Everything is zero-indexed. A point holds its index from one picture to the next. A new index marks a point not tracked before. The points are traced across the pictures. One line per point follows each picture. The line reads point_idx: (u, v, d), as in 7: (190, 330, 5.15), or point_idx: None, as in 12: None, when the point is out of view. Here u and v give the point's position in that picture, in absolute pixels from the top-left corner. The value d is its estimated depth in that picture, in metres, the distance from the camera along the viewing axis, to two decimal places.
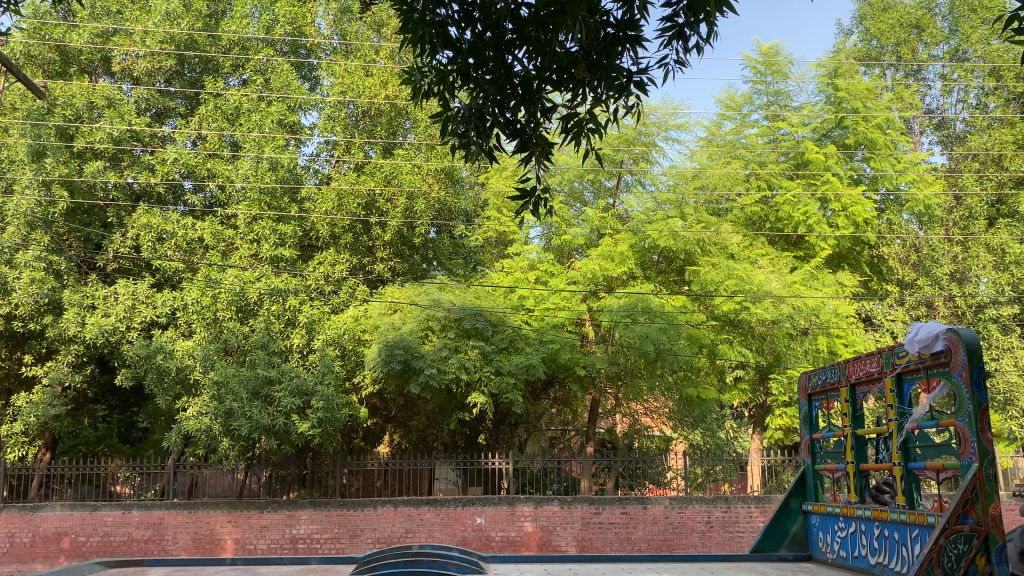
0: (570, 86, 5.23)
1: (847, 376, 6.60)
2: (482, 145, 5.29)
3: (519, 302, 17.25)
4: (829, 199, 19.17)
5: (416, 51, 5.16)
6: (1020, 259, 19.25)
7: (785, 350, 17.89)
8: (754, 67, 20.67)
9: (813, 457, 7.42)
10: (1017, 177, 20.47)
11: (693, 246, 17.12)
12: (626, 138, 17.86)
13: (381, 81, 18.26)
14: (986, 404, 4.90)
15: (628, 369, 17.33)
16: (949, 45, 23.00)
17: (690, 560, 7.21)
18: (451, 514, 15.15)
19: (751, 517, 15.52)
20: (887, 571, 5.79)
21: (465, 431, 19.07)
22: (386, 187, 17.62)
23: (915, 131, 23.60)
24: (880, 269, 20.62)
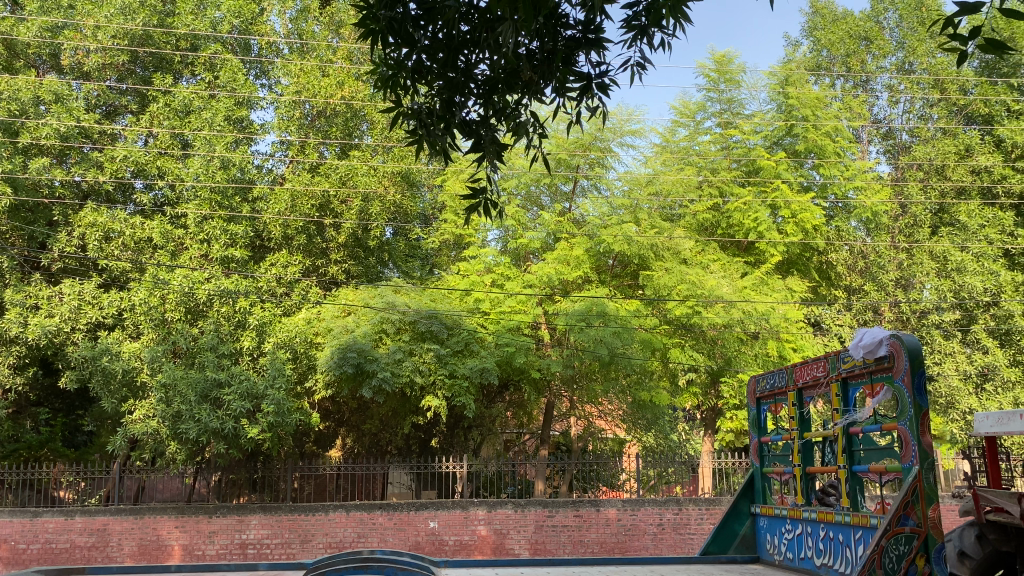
0: (526, 86, 5.18)
1: (794, 380, 6.73)
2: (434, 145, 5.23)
3: (474, 305, 17.20)
4: (780, 205, 19.71)
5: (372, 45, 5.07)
6: (961, 266, 19.62)
7: (736, 354, 18.27)
8: (707, 74, 20.94)
9: (762, 460, 7.56)
10: (958, 187, 21.23)
11: (646, 251, 17.30)
12: (582, 143, 17.98)
13: (337, 81, 18.15)
14: (926, 409, 5.02)
15: (582, 373, 17.45)
16: (896, 57, 23.61)
17: (641, 563, 7.24)
18: (404, 518, 15.06)
19: (702, 519, 15.71)
20: (831, 572, 5.89)
21: (419, 434, 19.00)
22: (341, 188, 17.48)
23: (863, 141, 24.10)
24: (829, 275, 21.18)
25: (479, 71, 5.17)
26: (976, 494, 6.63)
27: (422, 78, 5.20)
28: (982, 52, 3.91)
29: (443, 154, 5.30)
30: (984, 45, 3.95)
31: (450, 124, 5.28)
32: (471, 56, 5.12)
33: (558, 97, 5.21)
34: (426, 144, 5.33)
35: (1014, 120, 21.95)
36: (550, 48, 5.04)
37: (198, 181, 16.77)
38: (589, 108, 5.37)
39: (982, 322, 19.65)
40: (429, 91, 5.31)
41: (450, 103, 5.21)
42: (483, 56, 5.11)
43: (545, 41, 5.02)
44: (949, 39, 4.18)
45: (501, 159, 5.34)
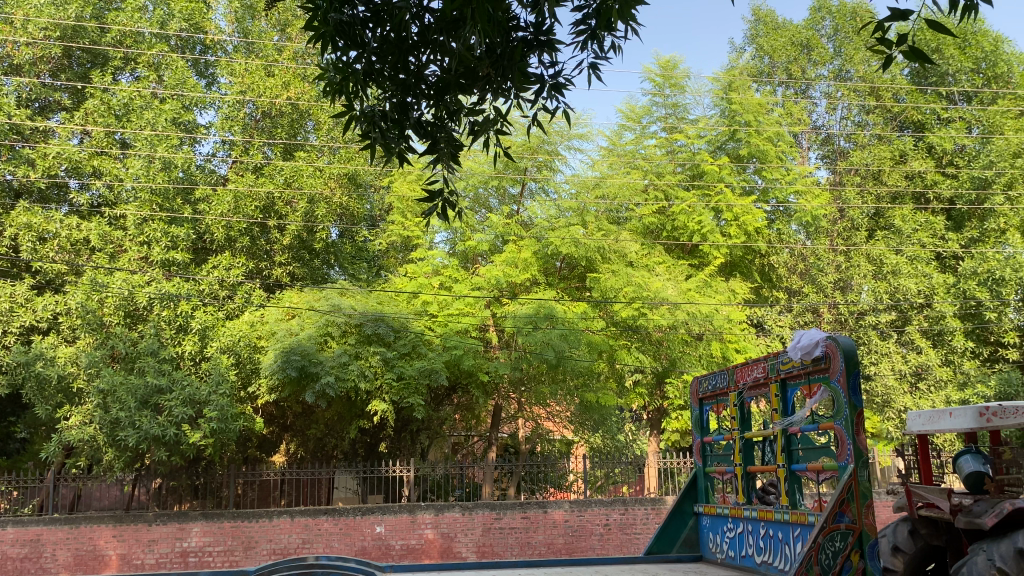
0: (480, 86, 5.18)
1: (735, 381, 6.85)
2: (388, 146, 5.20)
3: (422, 308, 17.09)
4: (723, 209, 20.14)
5: (321, 49, 5.02)
6: (896, 269, 20.32)
7: (681, 355, 18.53)
8: (653, 79, 21.21)
9: (704, 460, 7.67)
10: (893, 193, 21.90)
11: (593, 253, 17.43)
12: (530, 146, 18.12)
13: (283, 81, 17.91)
14: (861, 408, 5.15)
15: (530, 375, 17.50)
16: (833, 65, 24.19)
17: (586, 564, 7.27)
18: (350, 523, 14.89)
19: (648, 518, 15.90)
20: (771, 569, 6.00)
21: (366, 438, 18.81)
22: (286, 189, 17.22)
23: (802, 146, 24.56)
24: (771, 277, 21.54)
25: (430, 73, 5.17)
26: (909, 491, 6.84)
27: (373, 80, 5.18)
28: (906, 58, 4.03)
29: (398, 158, 5.31)
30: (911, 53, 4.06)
31: (402, 126, 5.27)
32: (422, 58, 5.11)
33: (512, 98, 5.23)
34: (380, 148, 5.31)
35: (944, 128, 22.72)
36: (502, 49, 5.04)
37: (137, 181, 16.42)
38: (541, 108, 5.43)
39: (916, 323, 20.30)
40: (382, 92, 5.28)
41: (402, 105, 5.20)
42: (435, 59, 5.10)
43: (497, 43, 5.02)
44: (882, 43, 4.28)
45: (455, 160, 5.38)
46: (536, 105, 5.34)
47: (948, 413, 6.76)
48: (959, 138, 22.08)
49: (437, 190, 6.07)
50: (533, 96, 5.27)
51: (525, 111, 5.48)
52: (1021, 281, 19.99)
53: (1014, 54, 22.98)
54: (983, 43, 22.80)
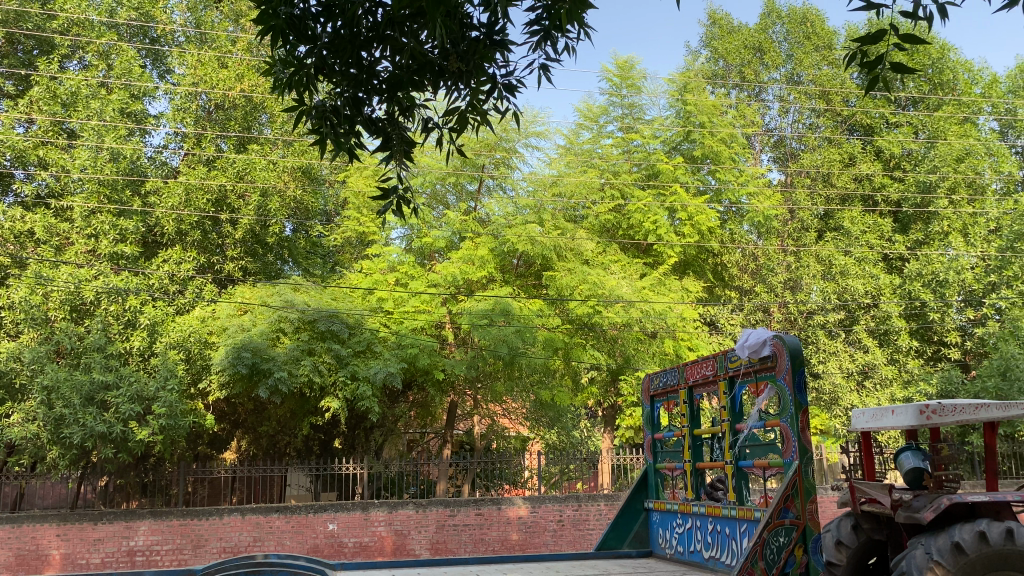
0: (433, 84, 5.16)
1: (685, 378, 6.94)
2: (339, 142, 5.14)
3: (377, 304, 17.01)
4: (677, 209, 20.41)
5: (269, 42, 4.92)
6: (844, 269, 20.80)
7: (634, 353, 18.70)
8: (610, 79, 21.33)
9: (655, 456, 7.76)
10: (842, 195, 22.39)
11: (549, 251, 17.56)
12: (488, 142, 18.03)
13: (237, 73, 17.60)
14: (806, 405, 5.25)
15: (486, 372, 17.52)
16: (785, 69, 24.71)
17: (538, 560, 7.29)
18: (302, 521, 14.76)
19: (601, 514, 16.06)
20: (718, 564, 6.07)
21: (319, 435, 18.66)
22: (239, 182, 17.05)
23: (757, 149, 24.74)
24: (723, 276, 21.88)
25: (382, 69, 5.14)
26: (853, 487, 6.98)
27: (324, 75, 5.13)
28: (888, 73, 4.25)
29: (348, 153, 5.26)
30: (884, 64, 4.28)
31: (353, 123, 5.24)
32: (374, 54, 5.07)
33: (465, 96, 5.24)
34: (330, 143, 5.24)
35: (891, 132, 23.27)
36: (455, 47, 5.05)
37: (84, 173, 15.97)
38: (494, 109, 5.45)
39: (863, 322, 20.78)
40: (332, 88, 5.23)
41: (354, 101, 5.17)
42: (387, 55, 5.07)
43: (452, 41, 5.04)
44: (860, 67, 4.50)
45: (407, 157, 5.37)
46: (488, 104, 5.36)
47: (891, 410, 6.92)
48: (907, 142, 22.62)
49: (389, 187, 6.04)
50: (485, 95, 5.28)
51: (477, 110, 5.49)
52: (963, 283, 20.54)
53: (959, 62, 23.59)
54: (931, 50, 23.36)
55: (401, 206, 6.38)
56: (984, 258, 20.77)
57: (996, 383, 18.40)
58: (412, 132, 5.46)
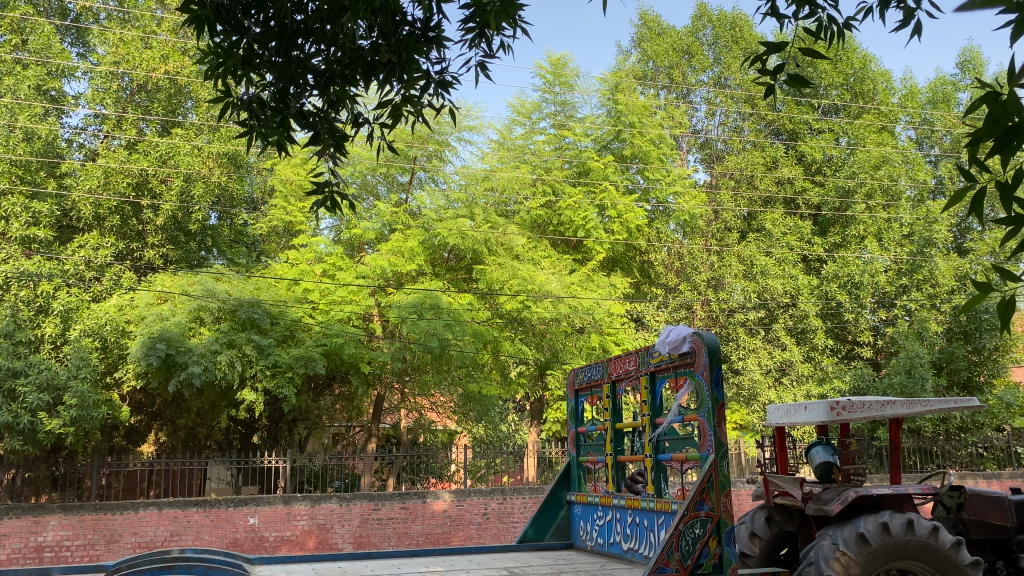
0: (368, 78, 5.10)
1: (609, 373, 7.05)
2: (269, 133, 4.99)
3: (302, 295, 16.72)
4: (607, 206, 20.74)
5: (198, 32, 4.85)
6: (765, 269, 21.47)
7: (562, 348, 18.84)
8: (543, 76, 21.40)
9: (578, 449, 7.88)
10: (765, 197, 23.01)
11: (480, 245, 17.61)
12: (419, 135, 18.08)
13: (161, 55, 17.06)
14: (723, 401, 5.38)
15: (414, 365, 17.46)
16: (713, 72, 25.31)
17: (460, 552, 7.30)
18: (221, 515, 14.45)
19: (525, 507, 16.21)
20: (637, 556, 6.18)
21: (240, 428, 18.35)
22: (161, 167, 16.53)
23: (682, 149, 25.39)
24: (649, 274, 22.32)
25: (315, 62, 5.04)
26: (767, 480, 7.25)
27: (254, 66, 5.02)
28: (787, 84, 4.37)
29: (278, 146, 5.10)
30: (787, 75, 4.42)
31: (284, 115, 5.09)
32: (306, 47, 5.01)
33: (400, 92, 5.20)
34: (260, 135, 5.12)
35: (814, 138, 23.92)
36: (390, 41, 5.03)
37: None
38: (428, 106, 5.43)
39: (782, 321, 21.55)
40: (263, 81, 5.14)
41: (284, 92, 5.05)
42: (320, 49, 5.02)
43: (388, 34, 5.02)
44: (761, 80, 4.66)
45: (339, 151, 5.23)
46: (423, 101, 5.34)
47: (803, 406, 7.16)
48: (828, 148, 23.37)
49: (323, 181, 5.96)
50: (421, 91, 5.25)
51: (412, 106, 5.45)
52: (876, 286, 21.36)
53: (879, 73, 24.48)
54: (853, 60, 24.12)
55: (335, 203, 6.25)
56: (896, 262, 21.38)
57: (902, 380, 19.30)
58: (344, 127, 5.35)
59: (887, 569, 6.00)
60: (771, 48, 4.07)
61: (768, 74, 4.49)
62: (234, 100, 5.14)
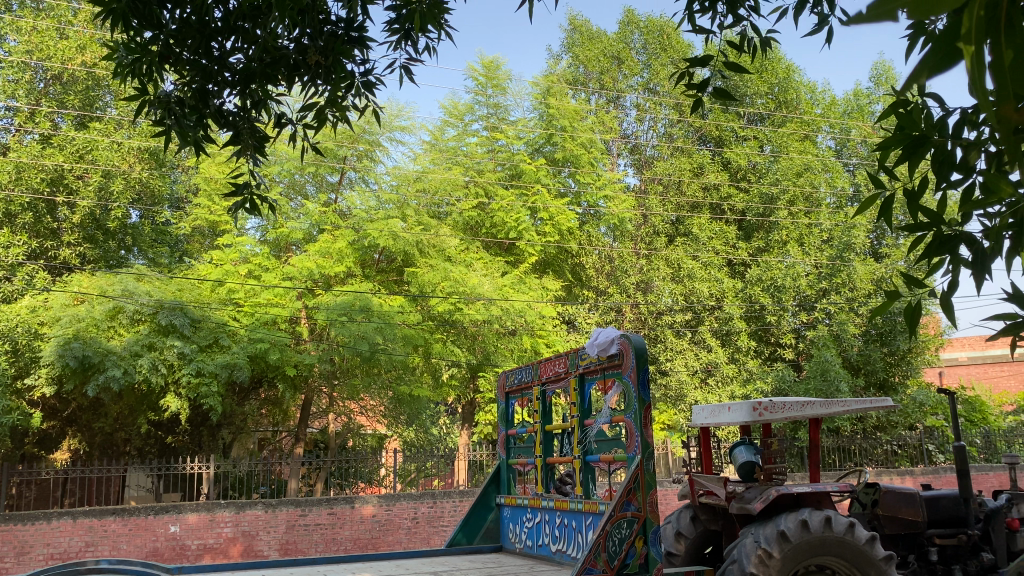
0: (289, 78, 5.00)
1: (538, 376, 7.07)
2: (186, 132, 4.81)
3: (227, 297, 16.30)
4: (539, 209, 20.89)
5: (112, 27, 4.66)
6: (691, 273, 21.91)
7: (494, 350, 18.79)
8: (476, 78, 21.36)
9: (508, 452, 7.87)
10: (693, 202, 23.44)
11: (412, 247, 17.49)
12: (350, 134, 17.83)
13: (78, 45, 16.38)
14: (649, 402, 5.43)
15: (343, 369, 17.19)
16: (642, 78, 25.70)
17: (388, 558, 7.19)
18: (140, 524, 13.95)
19: (455, 511, 16.13)
20: (565, 557, 6.19)
21: (160, 433, 17.81)
22: (78, 162, 15.92)
23: (613, 153, 25.73)
24: (580, 276, 22.53)
25: (235, 60, 4.91)
26: (692, 480, 7.37)
27: (171, 63, 4.86)
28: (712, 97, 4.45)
29: (197, 146, 4.93)
30: (713, 87, 4.45)
31: (203, 114, 4.93)
32: (225, 45, 4.88)
33: (323, 93, 5.12)
34: (176, 134, 4.91)
35: (739, 145, 24.47)
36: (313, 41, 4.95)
37: None
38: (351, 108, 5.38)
39: (708, 323, 22.04)
40: (180, 80, 4.98)
41: (203, 92, 4.89)
42: (240, 47, 4.90)
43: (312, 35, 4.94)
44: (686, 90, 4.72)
45: (260, 152, 5.10)
46: (346, 102, 5.29)
47: (727, 407, 7.29)
48: (753, 155, 23.91)
49: (242, 183, 5.81)
50: (345, 93, 5.18)
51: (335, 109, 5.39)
52: (798, 289, 22.02)
53: (802, 83, 25.19)
54: (777, 70, 24.76)
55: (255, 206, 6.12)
56: (817, 266, 22.09)
57: (818, 383, 20.04)
58: (265, 127, 5.19)
59: (805, 565, 6.15)
60: (695, 63, 4.12)
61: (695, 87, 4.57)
62: (148, 97, 4.95)
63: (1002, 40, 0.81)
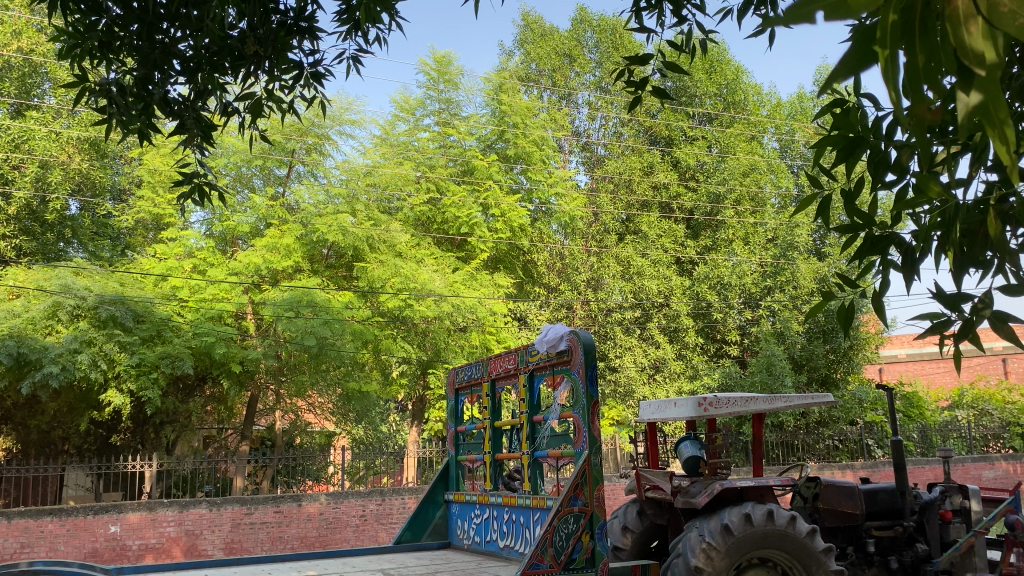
0: (238, 67, 4.90)
1: (488, 372, 7.06)
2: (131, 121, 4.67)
3: (170, 292, 15.96)
4: (491, 205, 20.82)
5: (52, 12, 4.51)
6: (641, 270, 22.22)
7: (444, 347, 18.68)
8: (427, 73, 21.25)
9: (457, 448, 7.85)
10: (642, 201, 23.64)
11: (362, 243, 17.35)
12: (299, 127, 17.55)
13: (13, 29, 15.90)
14: (597, 398, 5.45)
15: (290, 365, 16.97)
16: (594, 76, 25.90)
17: (334, 556, 7.11)
18: (79, 524, 13.58)
19: (404, 508, 16.03)
20: (513, 553, 6.20)
21: (100, 431, 17.39)
22: (13, 152, 15.55)
23: (564, 151, 25.89)
24: (531, 273, 22.57)
25: (182, 49, 4.81)
26: (639, 474, 7.45)
27: (116, 50, 4.73)
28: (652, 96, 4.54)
29: (141, 135, 4.79)
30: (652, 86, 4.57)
31: (149, 102, 4.79)
32: (171, 32, 4.77)
33: (272, 84, 5.04)
34: (119, 123, 4.74)
35: (688, 145, 24.76)
36: (262, 30, 4.86)
37: None
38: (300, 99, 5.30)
39: (656, 320, 22.29)
40: (125, 69, 4.84)
41: (146, 79, 4.75)
42: (186, 34, 4.78)
43: (256, 23, 4.84)
44: (627, 86, 4.78)
45: (207, 141, 4.97)
46: (296, 93, 5.23)
47: (674, 403, 7.37)
48: (701, 155, 24.20)
49: (187, 174, 5.68)
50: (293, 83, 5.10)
51: (284, 101, 5.31)
52: (743, 287, 22.43)
53: (750, 85, 25.59)
54: (726, 71, 25.18)
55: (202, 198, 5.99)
56: (762, 265, 22.55)
57: (763, 378, 20.45)
58: (212, 117, 5.05)
59: (748, 558, 6.26)
60: (636, 62, 4.23)
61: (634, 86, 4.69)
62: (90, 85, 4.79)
63: (916, 42, 1.14)
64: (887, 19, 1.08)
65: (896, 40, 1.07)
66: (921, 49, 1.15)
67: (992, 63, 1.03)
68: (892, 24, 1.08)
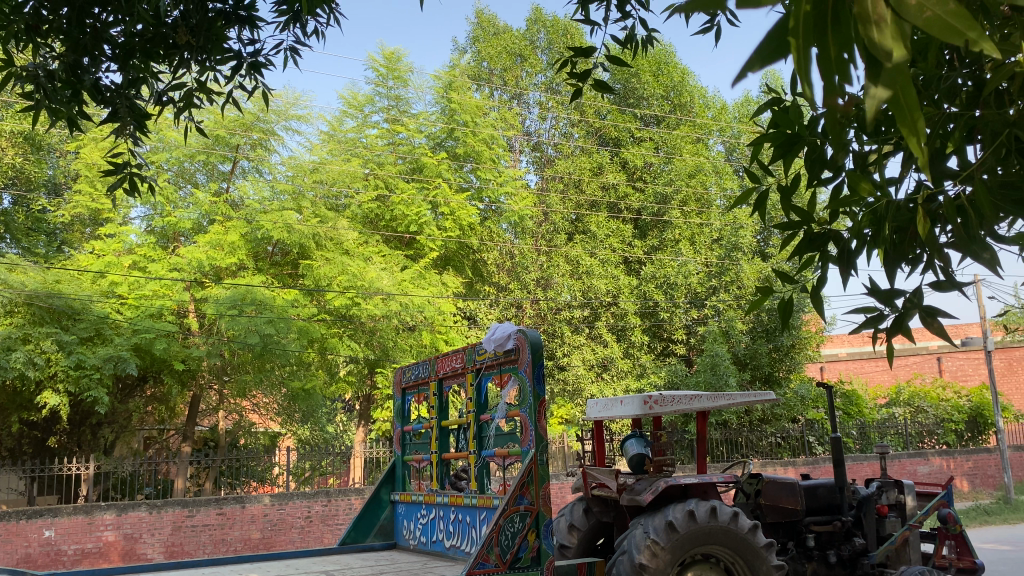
0: (173, 55, 4.78)
1: (436, 371, 7.02)
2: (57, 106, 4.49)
3: (109, 289, 15.51)
4: (440, 204, 20.72)
5: None
6: (589, 270, 22.47)
7: (392, 346, 18.48)
8: (376, 69, 21.07)
9: (403, 448, 7.79)
10: (591, 200, 23.77)
11: (308, 239, 17.16)
12: (243, 122, 17.20)
13: None
14: (544, 397, 5.43)
15: (233, 364, 16.65)
16: (545, 76, 25.96)
17: (278, 557, 6.99)
18: (11, 529, 13.13)
19: (350, 509, 15.88)
20: (458, 552, 6.17)
21: (35, 432, 16.85)
22: None
23: (514, 150, 25.91)
24: (480, 271, 22.51)
25: (115, 35, 4.67)
26: (585, 472, 7.47)
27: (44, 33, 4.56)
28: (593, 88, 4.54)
29: (69, 122, 4.62)
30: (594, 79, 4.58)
31: (78, 88, 4.61)
32: (104, 17, 4.63)
33: (209, 73, 4.93)
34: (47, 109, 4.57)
35: (636, 146, 24.93)
36: (198, 19, 4.76)
37: None
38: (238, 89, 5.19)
39: (604, 319, 22.46)
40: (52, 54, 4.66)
41: (76, 64, 4.57)
42: (120, 19, 4.65)
43: (190, 12, 4.75)
44: (571, 77, 4.76)
45: (140, 131, 4.82)
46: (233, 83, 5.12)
47: (619, 401, 7.39)
48: (649, 156, 24.44)
49: (119, 164, 5.50)
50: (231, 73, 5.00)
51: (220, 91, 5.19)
52: (689, 287, 22.78)
53: (696, 88, 25.96)
54: (673, 73, 25.43)
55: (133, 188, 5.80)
56: (707, 265, 22.94)
57: (708, 376, 20.80)
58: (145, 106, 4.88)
59: (692, 554, 6.34)
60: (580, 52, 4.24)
61: (577, 78, 4.68)
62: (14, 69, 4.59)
63: (828, 34, 1.24)
64: (797, 12, 1.20)
65: (807, 31, 1.20)
66: (833, 41, 1.24)
67: (898, 55, 1.14)
68: (802, 17, 1.20)
